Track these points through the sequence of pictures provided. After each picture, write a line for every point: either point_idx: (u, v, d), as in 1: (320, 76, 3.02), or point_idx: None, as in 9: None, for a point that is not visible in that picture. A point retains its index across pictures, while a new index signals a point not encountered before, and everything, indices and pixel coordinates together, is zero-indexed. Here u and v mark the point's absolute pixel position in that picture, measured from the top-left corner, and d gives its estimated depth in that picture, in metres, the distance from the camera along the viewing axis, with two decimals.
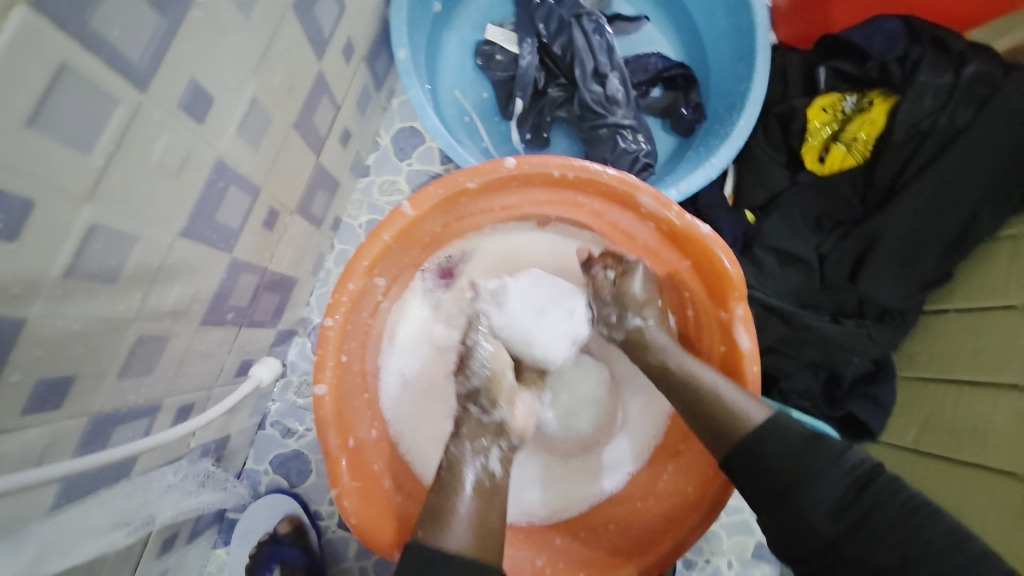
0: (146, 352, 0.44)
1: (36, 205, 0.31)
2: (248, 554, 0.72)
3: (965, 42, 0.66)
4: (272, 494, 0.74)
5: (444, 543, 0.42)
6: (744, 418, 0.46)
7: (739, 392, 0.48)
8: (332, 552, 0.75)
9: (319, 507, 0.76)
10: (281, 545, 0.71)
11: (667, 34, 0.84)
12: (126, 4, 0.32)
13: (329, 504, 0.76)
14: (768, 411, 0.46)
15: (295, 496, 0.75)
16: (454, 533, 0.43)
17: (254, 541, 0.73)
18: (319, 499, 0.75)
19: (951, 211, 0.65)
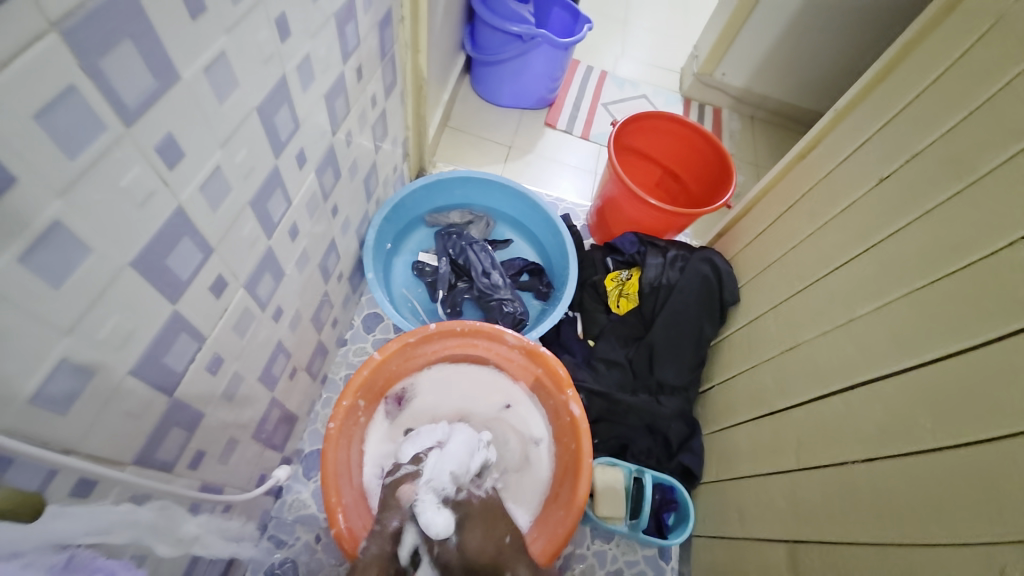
0: (231, 450, 0.78)
1: (229, 364, 0.70)
2: None
3: (664, 241, 1.31)
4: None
5: None
6: None
7: None
8: None
9: None
10: None
11: (526, 246, 1.45)
12: (271, 278, 0.76)
13: None
14: None
15: None
16: None
17: None
18: None
19: (686, 325, 1.18)
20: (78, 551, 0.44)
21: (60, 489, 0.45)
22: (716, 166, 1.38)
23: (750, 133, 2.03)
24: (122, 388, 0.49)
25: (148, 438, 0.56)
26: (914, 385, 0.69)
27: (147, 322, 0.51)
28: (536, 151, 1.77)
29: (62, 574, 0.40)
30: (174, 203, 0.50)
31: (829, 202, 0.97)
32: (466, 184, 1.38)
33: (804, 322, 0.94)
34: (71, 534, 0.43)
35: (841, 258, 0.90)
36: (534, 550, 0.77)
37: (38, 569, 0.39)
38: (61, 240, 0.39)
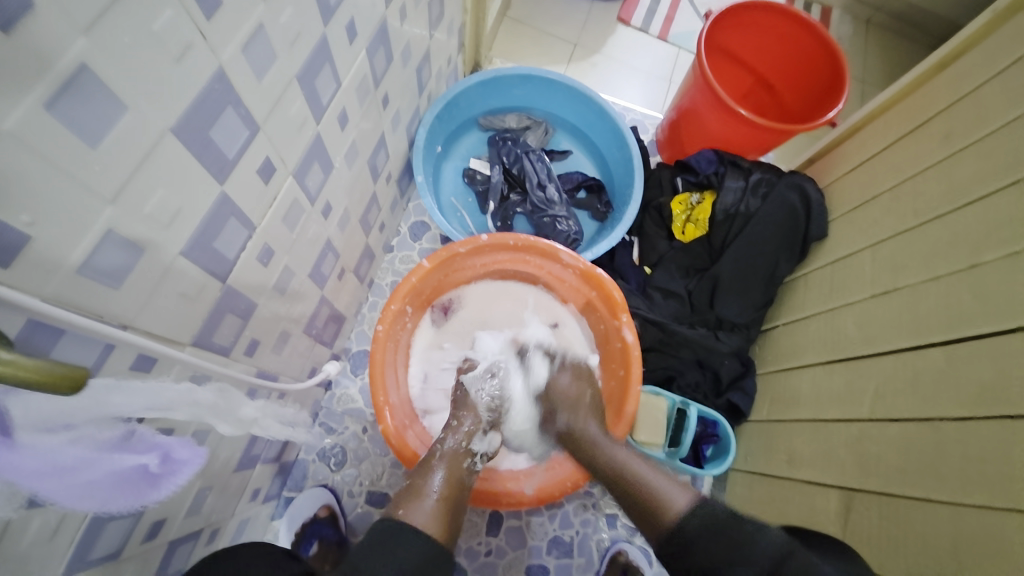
0: (284, 341, 0.79)
1: (279, 256, 0.67)
2: (294, 533, 0.96)
3: (749, 162, 1.15)
4: (315, 488, 1.00)
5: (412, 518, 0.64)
6: (671, 504, 0.66)
7: (672, 486, 0.69)
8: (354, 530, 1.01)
9: (344, 495, 1.03)
10: (320, 524, 0.97)
11: (587, 159, 1.32)
12: (319, 170, 0.71)
13: (353, 491, 1.03)
14: (689, 493, 0.67)
15: (330, 489, 1.02)
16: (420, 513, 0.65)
17: (299, 523, 0.96)
18: (345, 487, 1.03)
19: (758, 259, 1.08)
20: (132, 430, 0.44)
21: (120, 362, 0.45)
22: (826, 75, 1.15)
23: (865, 41, 1.68)
24: (175, 268, 0.47)
25: (204, 322, 0.55)
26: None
27: (195, 201, 0.47)
28: (606, 50, 1.55)
29: (116, 453, 0.42)
30: (215, 63, 0.43)
31: (975, 121, 0.79)
32: (526, 84, 1.23)
33: (912, 263, 0.82)
34: (132, 409, 0.43)
35: (976, 193, 0.75)
36: (594, 447, 0.79)
37: (88, 447, 0.39)
38: (88, 90, 0.34)
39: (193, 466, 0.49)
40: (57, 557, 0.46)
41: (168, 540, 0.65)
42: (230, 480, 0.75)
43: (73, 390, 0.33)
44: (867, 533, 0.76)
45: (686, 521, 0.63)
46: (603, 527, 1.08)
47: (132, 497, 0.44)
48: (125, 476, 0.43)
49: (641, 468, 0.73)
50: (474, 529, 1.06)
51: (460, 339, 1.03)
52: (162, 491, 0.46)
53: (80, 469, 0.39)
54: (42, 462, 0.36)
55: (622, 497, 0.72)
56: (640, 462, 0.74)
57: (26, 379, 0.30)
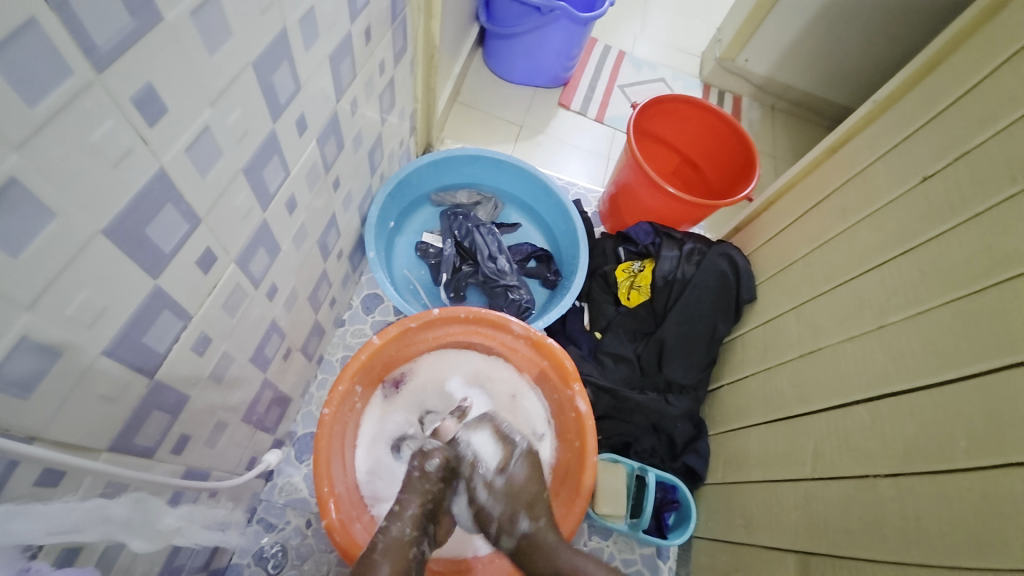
0: (220, 433, 0.74)
1: (218, 343, 0.65)
2: None
3: (681, 232, 1.25)
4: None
5: None
6: None
7: None
8: None
9: None
10: None
11: (535, 230, 1.39)
12: (264, 253, 0.70)
13: None
14: None
15: None
16: None
17: None
18: None
19: (698, 322, 1.15)
20: (26, 568, 0.41)
21: (20, 482, 0.40)
22: (739, 157, 1.31)
23: (769, 124, 1.94)
24: (95, 370, 0.45)
25: (125, 424, 0.51)
26: (951, 400, 0.67)
27: (124, 297, 0.46)
28: (548, 132, 1.70)
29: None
30: (155, 164, 0.44)
31: (864, 199, 0.92)
32: (475, 163, 1.31)
33: (829, 324, 0.90)
34: (32, 536, 0.41)
35: (875, 260, 0.85)
36: (560, 574, 0.73)
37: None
38: (16, 200, 0.34)
39: None
40: None
41: None
42: None
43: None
44: None
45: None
46: None
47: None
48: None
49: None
50: None
51: (413, 417, 1.00)
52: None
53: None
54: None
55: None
56: (600, 571, 0.73)
57: None
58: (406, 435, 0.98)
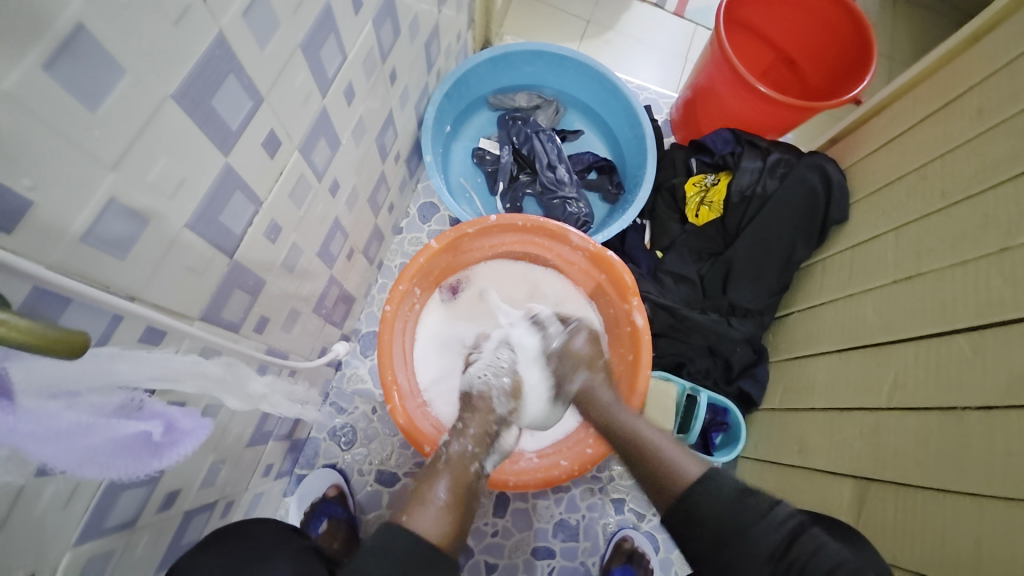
0: (294, 320, 0.79)
1: (286, 233, 0.67)
2: (304, 511, 0.97)
3: (766, 141, 1.11)
4: (325, 468, 1.01)
5: (414, 528, 0.64)
6: (684, 471, 0.68)
7: (680, 454, 0.70)
8: (362, 509, 1.02)
9: (354, 475, 1.04)
10: (329, 503, 0.98)
11: (599, 139, 1.29)
12: (325, 144, 0.69)
13: (362, 473, 1.04)
14: (699, 466, 0.68)
15: (340, 470, 1.03)
16: (423, 522, 0.65)
17: (309, 501, 0.98)
18: (354, 468, 1.04)
19: (775, 243, 1.05)
20: (138, 398, 0.45)
21: (128, 334, 0.45)
22: (850, 47, 1.10)
23: (892, 14, 1.59)
24: (181, 240, 0.47)
25: (212, 297, 0.55)
26: None
27: (198, 171, 0.46)
28: (620, 27, 1.50)
29: (116, 419, 0.42)
30: (214, 29, 0.42)
31: (1010, 94, 0.75)
32: (537, 61, 1.20)
33: (937, 247, 0.79)
34: (136, 379, 0.44)
35: (1010, 171, 0.71)
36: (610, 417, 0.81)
37: (85, 412, 0.39)
38: (86, 51, 0.33)
39: (194, 436, 0.50)
40: (72, 525, 0.47)
41: (182, 511, 0.66)
42: (241, 457, 0.76)
43: (73, 354, 0.33)
44: (884, 522, 0.75)
45: (703, 491, 0.64)
46: (611, 509, 1.08)
47: (133, 465, 0.44)
48: (127, 443, 0.43)
49: (650, 434, 0.76)
50: (482, 510, 1.07)
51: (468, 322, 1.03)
52: (166, 460, 0.47)
53: (77, 434, 0.39)
54: (40, 426, 0.36)
55: (633, 458, 0.75)
56: (653, 430, 0.77)
57: (29, 344, 0.30)
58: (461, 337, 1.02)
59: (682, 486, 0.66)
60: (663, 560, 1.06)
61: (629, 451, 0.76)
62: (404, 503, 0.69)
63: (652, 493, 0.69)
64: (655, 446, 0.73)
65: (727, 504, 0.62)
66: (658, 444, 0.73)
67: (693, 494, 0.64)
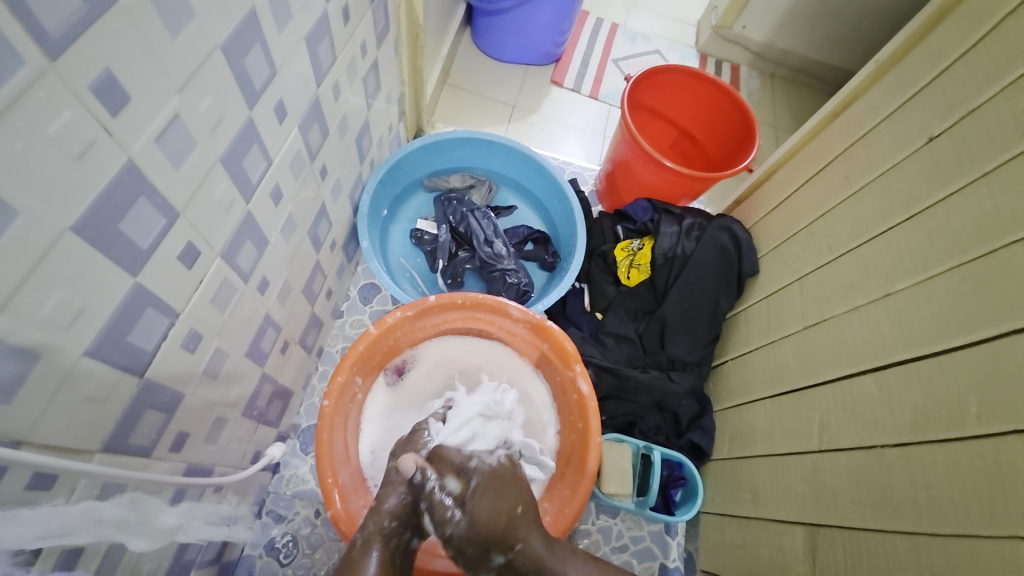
0: (219, 429, 0.73)
1: (209, 341, 0.64)
2: None
3: (679, 207, 1.22)
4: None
5: None
6: None
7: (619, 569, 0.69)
8: None
9: None
10: None
11: (532, 212, 1.37)
12: (250, 245, 0.68)
13: None
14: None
15: None
16: None
17: None
18: None
19: (700, 298, 1.13)
20: (13, 575, 0.40)
21: (11, 486, 0.40)
22: (739, 125, 1.27)
23: (770, 92, 1.87)
24: (78, 371, 0.44)
25: (117, 424, 0.51)
26: (968, 367, 0.64)
27: (102, 295, 0.45)
28: (542, 111, 1.65)
29: None
30: (123, 156, 0.42)
31: (867, 164, 0.89)
32: (467, 146, 1.28)
33: (834, 294, 0.88)
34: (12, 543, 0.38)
35: (879, 227, 0.83)
36: None
37: None
38: None
39: None
40: None
41: None
42: None
43: None
44: (836, 569, 0.76)
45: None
46: None
47: None
48: None
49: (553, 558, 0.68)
50: None
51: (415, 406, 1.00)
52: None
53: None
54: None
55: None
56: (579, 538, 0.74)
57: None
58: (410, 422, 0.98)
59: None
60: None
61: (561, 546, 0.73)
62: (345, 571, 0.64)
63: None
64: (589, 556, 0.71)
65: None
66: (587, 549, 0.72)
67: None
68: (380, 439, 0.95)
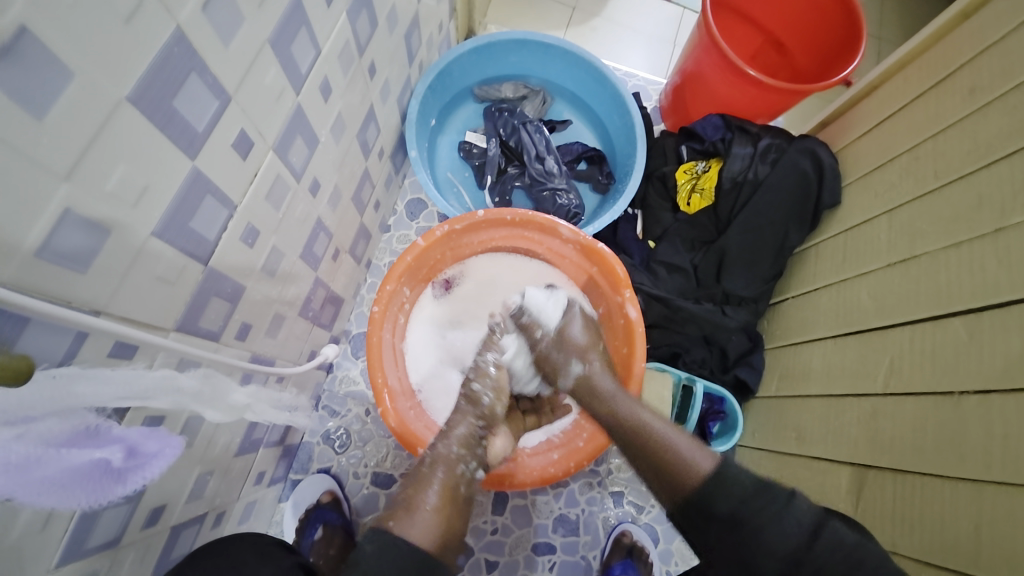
0: (279, 325, 0.77)
1: (266, 237, 0.65)
2: (297, 521, 0.96)
3: (756, 126, 1.09)
4: (318, 474, 0.99)
5: (406, 533, 0.59)
6: (695, 464, 0.62)
7: (690, 445, 0.65)
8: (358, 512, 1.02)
9: (347, 480, 1.03)
10: (323, 509, 0.97)
11: (588, 128, 1.27)
12: (301, 142, 0.66)
13: (356, 477, 1.03)
14: (712, 456, 0.62)
15: (334, 476, 1.02)
16: (415, 524, 0.61)
17: (301, 510, 0.97)
18: (347, 472, 1.03)
19: (767, 230, 1.04)
20: (96, 425, 0.43)
21: (96, 350, 0.43)
22: (839, 31, 1.08)
23: None
24: (148, 250, 0.45)
25: (187, 306, 0.53)
26: None
27: (163, 175, 0.44)
28: (605, 13, 1.47)
29: (67, 447, 0.39)
30: (172, 24, 0.40)
31: (1004, 73, 0.73)
32: (521, 50, 1.17)
33: (931, 228, 0.78)
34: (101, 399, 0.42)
35: (1005, 150, 0.70)
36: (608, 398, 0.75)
37: (35, 443, 0.37)
38: (30, 53, 0.31)
39: (165, 459, 0.47)
40: (51, 548, 0.45)
41: (170, 525, 0.64)
42: (229, 467, 0.74)
43: (20, 380, 0.36)
44: (884, 510, 0.74)
45: (716, 485, 0.58)
46: (609, 504, 1.08)
47: (94, 495, 0.41)
48: (84, 471, 0.40)
49: (659, 425, 0.69)
50: (481, 508, 1.06)
51: (459, 320, 1.01)
52: (131, 486, 0.44)
53: (26, 467, 0.36)
54: None
55: (638, 450, 0.68)
56: (657, 419, 0.71)
57: None
58: (454, 335, 1.00)
59: (695, 481, 0.60)
60: (662, 554, 1.05)
61: (635, 435, 0.70)
62: (392, 505, 0.64)
63: (660, 483, 0.64)
64: (663, 438, 0.67)
65: (746, 489, 0.57)
66: (660, 433, 0.68)
67: (709, 486, 0.59)
68: (426, 348, 0.99)
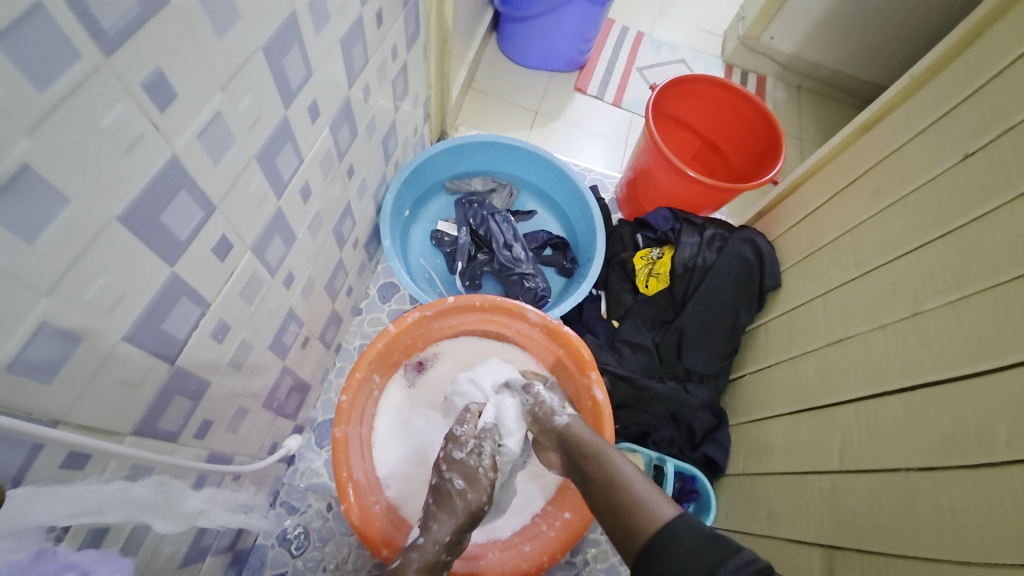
0: (240, 418, 0.75)
1: (236, 333, 0.65)
2: None
3: (700, 218, 1.21)
4: None
5: None
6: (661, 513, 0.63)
7: (654, 493, 0.66)
8: None
9: None
10: None
11: (552, 218, 1.37)
12: (278, 241, 0.70)
13: None
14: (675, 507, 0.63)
15: None
16: None
17: None
18: None
19: (720, 309, 1.12)
20: (49, 547, 0.42)
21: (47, 463, 0.42)
22: (764, 138, 1.26)
23: (797, 104, 1.85)
24: (116, 355, 0.46)
25: (147, 409, 0.53)
26: (1005, 393, 0.62)
27: (141, 283, 0.46)
28: (565, 117, 1.66)
29: None
30: (168, 152, 0.44)
31: (899, 180, 0.87)
32: (489, 150, 1.30)
33: (859, 311, 0.87)
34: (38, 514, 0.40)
35: (910, 244, 0.81)
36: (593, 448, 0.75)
37: None
38: (29, 186, 0.34)
39: None
40: None
41: None
42: None
43: None
44: None
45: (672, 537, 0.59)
46: None
47: None
48: None
49: (634, 478, 0.69)
50: None
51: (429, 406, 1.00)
52: None
53: None
54: None
55: (611, 500, 0.68)
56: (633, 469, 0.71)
57: None
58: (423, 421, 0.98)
59: (650, 530, 0.61)
60: None
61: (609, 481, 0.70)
62: None
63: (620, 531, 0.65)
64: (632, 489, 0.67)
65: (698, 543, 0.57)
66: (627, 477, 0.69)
67: (662, 539, 0.59)
68: (395, 436, 0.97)
